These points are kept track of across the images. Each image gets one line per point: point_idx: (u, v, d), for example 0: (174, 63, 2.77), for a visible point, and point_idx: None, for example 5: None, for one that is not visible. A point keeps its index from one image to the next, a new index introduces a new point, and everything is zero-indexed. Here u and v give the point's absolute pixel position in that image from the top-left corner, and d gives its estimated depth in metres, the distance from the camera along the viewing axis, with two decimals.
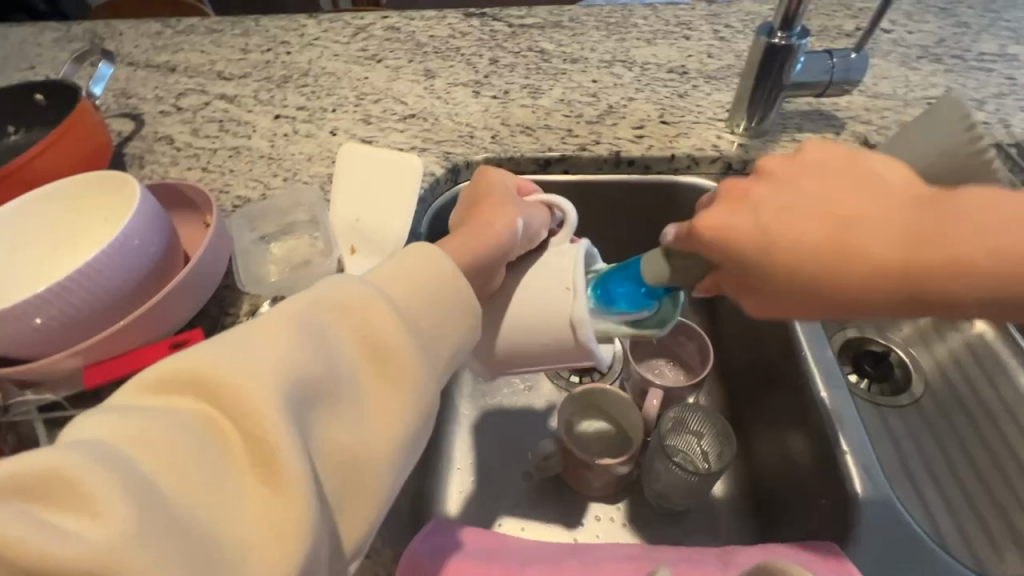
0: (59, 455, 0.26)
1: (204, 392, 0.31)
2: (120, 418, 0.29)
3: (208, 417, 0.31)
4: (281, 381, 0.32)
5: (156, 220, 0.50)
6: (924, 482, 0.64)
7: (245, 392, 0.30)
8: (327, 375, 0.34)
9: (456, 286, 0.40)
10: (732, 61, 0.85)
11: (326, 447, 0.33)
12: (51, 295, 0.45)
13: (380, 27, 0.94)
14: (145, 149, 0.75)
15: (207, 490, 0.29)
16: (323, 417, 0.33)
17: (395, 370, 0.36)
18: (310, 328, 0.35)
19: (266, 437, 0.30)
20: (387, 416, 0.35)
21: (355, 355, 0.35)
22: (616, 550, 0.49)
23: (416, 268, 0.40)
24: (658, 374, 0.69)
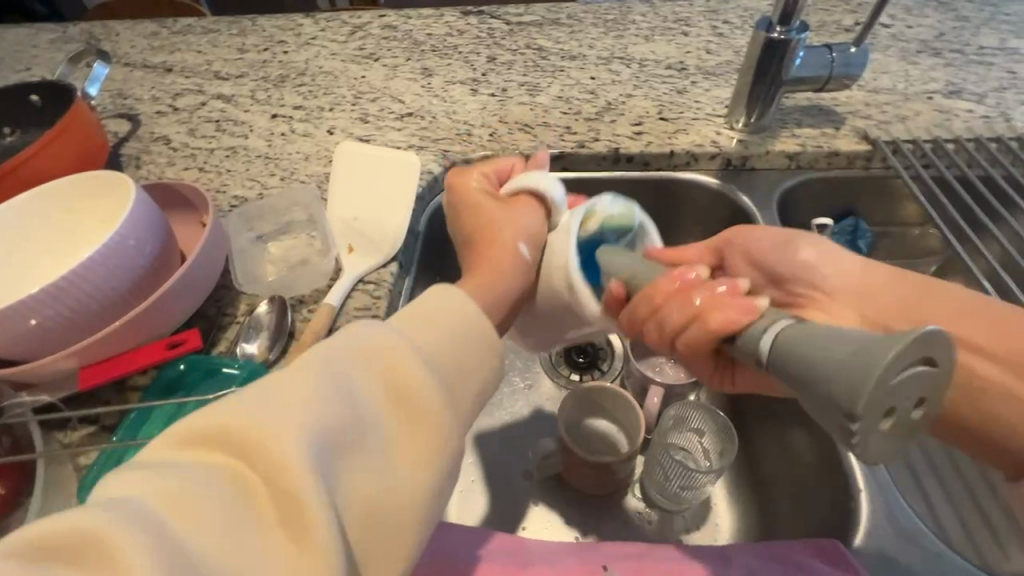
0: (81, 516, 0.24)
1: (228, 442, 0.29)
2: (141, 476, 0.27)
3: (234, 470, 0.28)
4: (308, 429, 0.29)
5: (151, 221, 0.50)
6: (929, 478, 0.63)
7: (275, 443, 0.28)
8: (354, 420, 0.31)
9: (477, 322, 0.39)
10: (731, 57, 0.85)
11: (354, 499, 0.30)
12: (45, 296, 0.44)
13: (377, 26, 0.93)
14: (142, 149, 0.75)
15: (236, 553, 0.26)
16: (351, 465, 0.31)
17: (424, 414, 0.33)
18: (334, 372, 0.32)
19: (295, 489, 0.27)
20: (417, 461, 0.32)
21: (381, 398, 0.33)
22: (618, 550, 0.48)
23: (446, 308, 0.38)
24: (658, 371, 0.67)
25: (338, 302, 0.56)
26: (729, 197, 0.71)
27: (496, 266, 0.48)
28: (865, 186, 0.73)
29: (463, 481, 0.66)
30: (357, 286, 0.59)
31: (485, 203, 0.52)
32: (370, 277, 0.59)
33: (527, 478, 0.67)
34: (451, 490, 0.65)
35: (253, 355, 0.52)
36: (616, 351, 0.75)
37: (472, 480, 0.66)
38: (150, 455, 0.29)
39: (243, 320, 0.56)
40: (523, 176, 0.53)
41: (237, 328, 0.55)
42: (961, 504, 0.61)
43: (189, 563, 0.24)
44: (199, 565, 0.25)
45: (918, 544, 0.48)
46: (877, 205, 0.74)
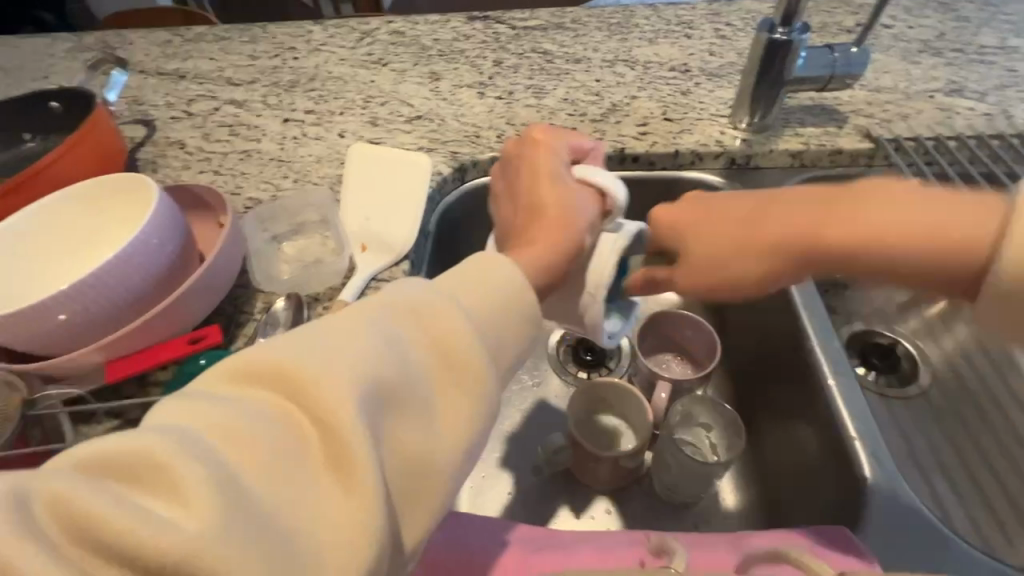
0: (149, 443, 0.27)
1: (280, 386, 0.30)
2: (200, 408, 0.29)
3: (285, 411, 0.30)
4: (355, 381, 0.31)
5: (173, 220, 0.52)
6: (934, 472, 0.64)
7: (323, 392, 0.30)
8: (400, 377, 0.33)
9: (522, 286, 0.39)
10: (733, 59, 0.86)
11: (395, 449, 0.32)
12: (73, 293, 0.46)
13: (385, 32, 0.95)
14: (158, 153, 0.77)
15: (287, 487, 0.28)
16: (393, 418, 0.32)
17: (461, 374, 0.34)
18: (382, 328, 0.34)
19: (342, 436, 0.29)
20: (453, 418, 0.34)
21: (425, 356, 0.34)
22: (628, 537, 0.49)
23: (490, 270, 0.39)
24: (665, 369, 0.70)
25: (352, 300, 0.58)
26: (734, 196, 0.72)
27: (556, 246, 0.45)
28: None
29: (473, 476, 0.67)
30: (370, 284, 0.60)
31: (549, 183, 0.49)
32: (383, 275, 0.61)
33: (536, 473, 0.68)
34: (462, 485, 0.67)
35: None
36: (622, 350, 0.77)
37: (481, 474, 0.68)
38: (203, 388, 0.31)
39: (259, 318, 0.57)
40: (587, 168, 0.50)
41: (254, 325, 0.57)
42: (966, 495, 0.62)
43: (244, 494, 0.27)
44: (252, 495, 0.27)
45: (923, 536, 0.49)
46: None
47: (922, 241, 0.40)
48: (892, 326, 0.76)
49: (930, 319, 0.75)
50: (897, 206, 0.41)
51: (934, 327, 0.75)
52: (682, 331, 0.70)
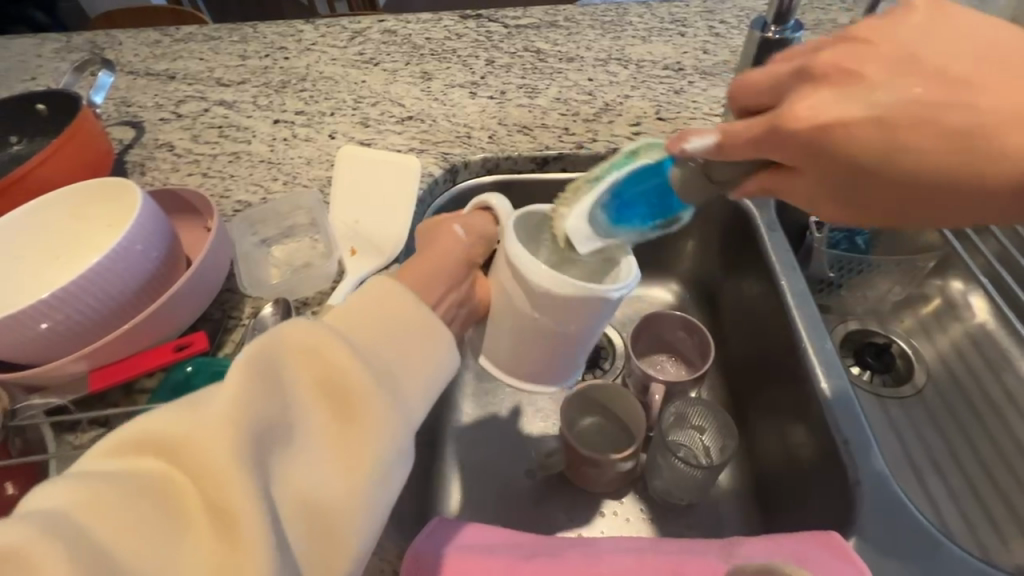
0: (12, 528, 0.24)
1: (159, 448, 0.28)
2: (70, 483, 0.27)
3: (163, 476, 0.28)
4: (231, 425, 0.28)
5: (157, 225, 0.51)
6: (928, 472, 0.64)
7: (199, 442, 0.28)
8: (285, 418, 0.31)
9: (423, 317, 0.38)
10: (728, 57, 0.86)
11: (289, 494, 0.29)
12: (56, 301, 0.45)
13: (377, 31, 0.94)
14: (146, 156, 0.76)
15: (159, 556, 0.25)
16: (284, 466, 0.30)
17: (359, 405, 0.32)
18: (268, 369, 0.31)
19: (221, 491, 0.27)
20: (353, 459, 0.31)
21: (316, 396, 0.32)
22: (618, 544, 0.49)
23: (374, 301, 0.38)
24: (660, 369, 0.70)
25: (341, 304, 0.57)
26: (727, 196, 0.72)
27: (435, 253, 0.46)
28: None
29: (466, 480, 0.67)
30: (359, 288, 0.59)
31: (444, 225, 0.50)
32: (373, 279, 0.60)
33: (529, 477, 0.67)
34: (455, 489, 0.66)
35: None
36: (617, 351, 0.76)
37: (473, 478, 0.67)
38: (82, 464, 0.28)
39: (248, 323, 0.57)
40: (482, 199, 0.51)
41: (242, 331, 0.56)
42: (960, 496, 0.61)
43: (116, 568, 0.24)
44: (124, 570, 0.24)
45: (914, 541, 0.48)
46: None
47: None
48: (887, 325, 0.76)
49: (924, 317, 0.75)
50: None
51: (929, 326, 0.74)
52: (675, 332, 0.70)
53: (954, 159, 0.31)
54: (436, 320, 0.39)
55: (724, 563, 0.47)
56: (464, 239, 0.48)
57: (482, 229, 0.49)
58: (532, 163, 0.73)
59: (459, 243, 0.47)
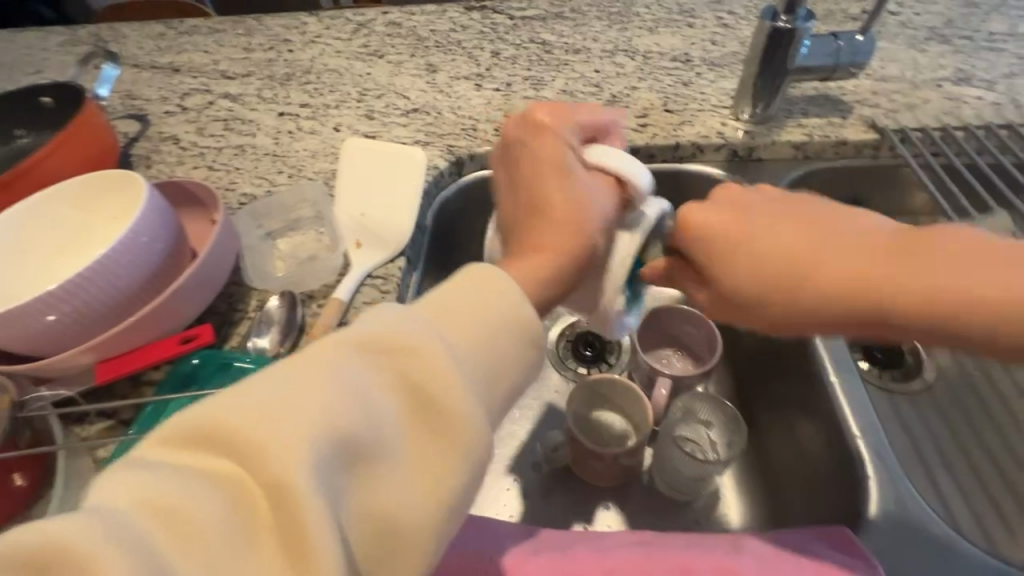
0: (74, 529, 0.23)
1: (230, 446, 0.27)
2: (133, 480, 0.26)
3: (235, 476, 0.27)
4: (313, 437, 0.28)
5: (163, 218, 0.51)
6: (937, 467, 0.63)
7: (275, 452, 0.27)
8: (368, 430, 0.30)
9: (518, 316, 0.36)
10: (736, 48, 0.84)
11: (360, 510, 0.29)
12: (63, 293, 0.45)
13: (381, 23, 0.93)
14: (152, 149, 0.76)
15: (230, 565, 0.25)
16: (362, 479, 0.29)
17: (440, 423, 0.32)
18: (355, 374, 0.31)
19: (299, 502, 0.26)
20: (433, 474, 0.31)
21: (400, 402, 0.32)
22: (625, 537, 0.49)
23: (475, 299, 0.36)
24: (666, 364, 0.69)
25: (347, 297, 0.57)
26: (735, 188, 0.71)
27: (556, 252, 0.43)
28: (873, 177, 0.72)
29: None
30: (366, 281, 0.59)
31: (541, 182, 0.46)
32: (378, 272, 0.60)
33: (535, 471, 0.67)
34: None
35: (265, 348, 0.53)
36: (624, 345, 0.76)
37: None
38: (145, 456, 0.28)
39: (253, 315, 0.57)
40: (602, 153, 0.46)
41: (248, 324, 0.56)
42: (970, 492, 0.61)
43: None
44: None
45: (925, 537, 0.48)
46: (889, 196, 0.74)
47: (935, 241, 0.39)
48: None
49: None
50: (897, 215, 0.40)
51: None
52: (683, 325, 0.70)
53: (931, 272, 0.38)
54: (533, 322, 0.37)
55: (733, 557, 0.46)
56: (588, 202, 0.44)
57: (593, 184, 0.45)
58: None
59: (584, 206, 0.44)
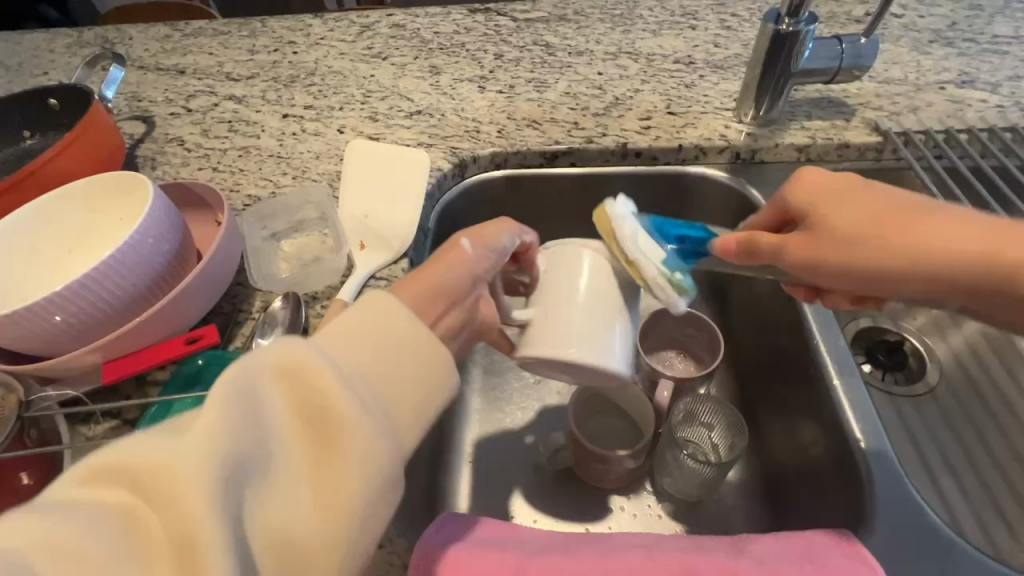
0: None
1: (127, 479, 0.28)
2: (24, 523, 0.26)
3: (128, 510, 0.27)
4: (208, 459, 0.28)
5: (168, 219, 0.51)
6: (940, 471, 0.63)
7: (171, 479, 0.27)
8: (265, 450, 0.30)
9: (418, 340, 0.38)
10: (739, 50, 0.84)
11: (260, 530, 0.29)
12: (69, 293, 0.45)
13: (385, 25, 0.94)
14: (157, 150, 0.76)
15: None
16: (261, 501, 0.29)
17: (342, 437, 0.32)
18: (248, 396, 0.30)
19: (188, 527, 0.26)
20: (334, 491, 0.31)
21: (295, 424, 0.32)
22: (627, 540, 0.49)
23: (377, 320, 0.37)
24: (668, 366, 0.69)
25: (351, 298, 0.57)
26: (738, 191, 0.71)
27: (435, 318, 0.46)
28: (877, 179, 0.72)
29: (474, 475, 0.67)
30: (369, 282, 0.59)
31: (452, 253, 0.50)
32: (382, 273, 0.60)
33: (537, 473, 0.67)
34: (463, 483, 0.66)
35: None
36: None
37: (481, 474, 0.67)
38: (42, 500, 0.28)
39: (258, 316, 0.57)
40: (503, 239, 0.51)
41: (252, 324, 0.57)
42: (974, 496, 0.61)
43: None
44: None
45: (930, 542, 0.48)
46: None
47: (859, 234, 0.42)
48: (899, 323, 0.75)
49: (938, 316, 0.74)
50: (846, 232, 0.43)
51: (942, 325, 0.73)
52: (686, 329, 0.70)
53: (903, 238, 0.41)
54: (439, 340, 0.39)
55: (734, 561, 0.46)
56: (469, 254, 0.49)
57: (489, 241, 0.50)
58: (540, 158, 0.73)
59: (463, 258, 0.48)
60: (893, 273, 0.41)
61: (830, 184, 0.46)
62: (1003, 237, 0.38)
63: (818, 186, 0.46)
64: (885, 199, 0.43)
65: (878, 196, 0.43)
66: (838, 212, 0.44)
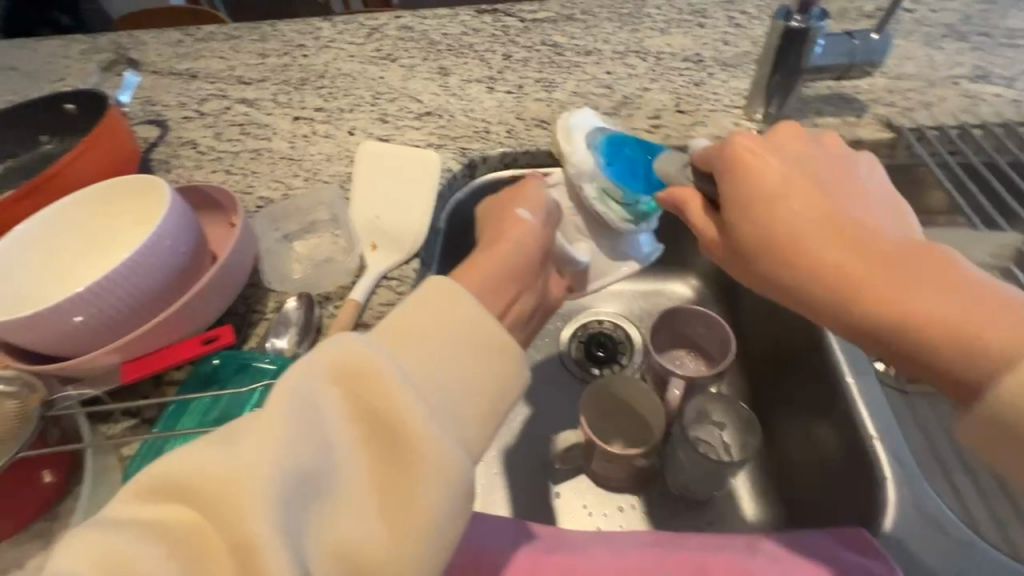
0: None
1: (188, 492, 0.29)
2: (105, 537, 0.27)
3: (197, 525, 0.28)
4: (271, 475, 0.28)
5: (185, 221, 0.52)
6: (957, 470, 0.62)
7: (236, 494, 0.28)
8: (326, 462, 0.30)
9: (479, 338, 0.37)
10: (748, 48, 0.84)
11: (329, 539, 0.29)
12: (90, 295, 0.46)
13: (394, 27, 0.94)
14: (171, 153, 0.77)
15: None
16: (326, 513, 0.30)
17: (401, 448, 0.31)
18: (307, 404, 0.31)
19: (254, 543, 0.27)
20: (398, 504, 0.31)
21: (355, 431, 0.32)
22: (638, 538, 0.49)
23: (434, 315, 0.37)
24: (680, 365, 0.69)
25: (362, 299, 0.58)
26: None
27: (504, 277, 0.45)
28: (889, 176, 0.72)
29: (485, 474, 0.67)
30: (380, 283, 0.60)
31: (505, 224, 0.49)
32: (393, 274, 0.61)
33: (547, 472, 0.67)
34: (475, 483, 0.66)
35: (283, 349, 0.55)
36: (637, 346, 0.76)
37: (489, 474, 0.67)
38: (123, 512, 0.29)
39: (271, 317, 0.58)
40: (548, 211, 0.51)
41: (266, 325, 0.58)
42: (990, 495, 0.60)
43: None
44: None
45: (946, 546, 0.47)
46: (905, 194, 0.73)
47: (760, 215, 0.39)
48: None
49: None
50: (762, 198, 0.39)
51: None
52: (695, 328, 0.70)
53: (807, 239, 0.37)
54: (500, 336, 0.38)
55: (749, 559, 0.46)
56: (531, 222, 0.49)
57: (543, 205, 0.51)
58: (549, 158, 0.73)
59: (526, 230, 0.48)
60: (771, 276, 0.38)
61: (755, 172, 0.40)
62: (870, 261, 0.34)
63: (742, 163, 0.41)
64: (797, 199, 0.38)
65: (801, 198, 0.38)
66: (751, 205, 0.39)
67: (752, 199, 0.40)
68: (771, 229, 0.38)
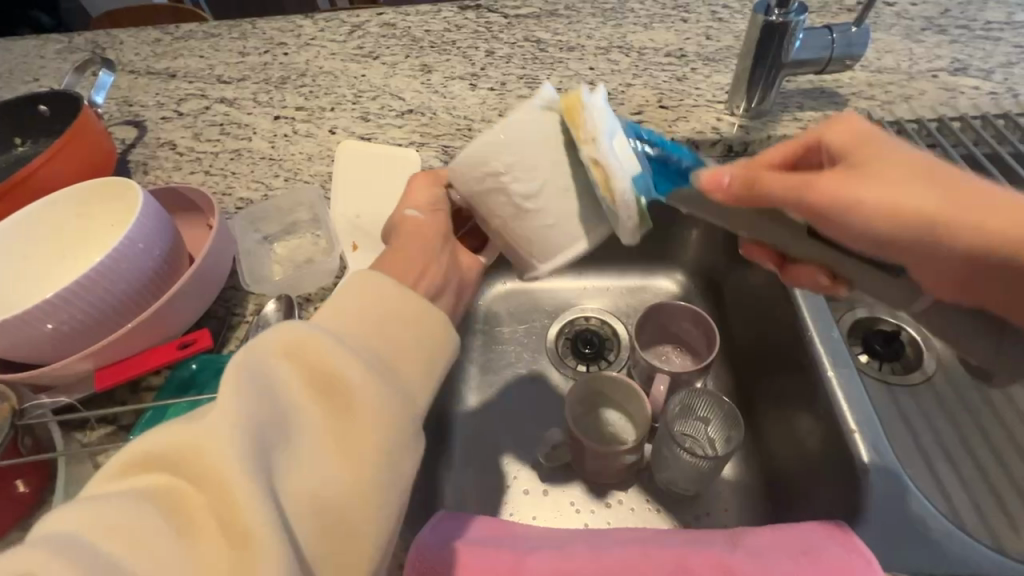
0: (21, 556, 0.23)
1: (170, 462, 0.28)
2: (82, 507, 0.25)
3: (174, 488, 0.27)
4: (235, 430, 0.27)
5: (159, 222, 0.51)
6: (938, 459, 0.62)
7: (206, 453, 0.27)
8: (281, 420, 0.30)
9: (418, 307, 0.38)
10: (731, 43, 0.84)
11: (296, 491, 0.28)
12: (61, 302, 0.45)
13: (375, 24, 0.93)
14: (149, 155, 0.76)
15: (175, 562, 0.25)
16: (290, 467, 0.29)
17: (354, 402, 0.31)
18: (257, 371, 0.30)
19: (232, 495, 0.26)
20: (360, 452, 0.30)
21: (309, 394, 0.31)
22: (621, 534, 0.49)
23: (369, 293, 0.38)
24: (665, 361, 0.70)
25: None
26: None
27: (412, 261, 0.44)
28: None
29: (473, 473, 0.67)
30: None
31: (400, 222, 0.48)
32: None
33: (534, 469, 0.67)
34: (462, 482, 0.66)
35: None
36: (624, 342, 0.76)
37: (476, 472, 0.67)
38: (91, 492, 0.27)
39: (251, 319, 0.57)
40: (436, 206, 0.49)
41: (246, 327, 0.57)
42: (971, 482, 0.60)
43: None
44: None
45: (923, 536, 0.47)
46: None
47: (878, 167, 0.42)
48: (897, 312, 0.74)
49: None
50: (873, 154, 0.43)
51: None
52: (680, 325, 0.70)
53: (932, 188, 0.40)
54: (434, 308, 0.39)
55: (730, 553, 0.46)
56: (423, 219, 0.48)
57: (432, 200, 0.49)
58: None
59: (425, 224, 0.48)
60: (894, 226, 0.41)
61: (856, 135, 0.44)
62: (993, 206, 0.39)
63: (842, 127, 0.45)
64: (902, 157, 0.42)
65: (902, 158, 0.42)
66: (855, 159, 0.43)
67: (862, 153, 0.43)
68: (893, 180, 0.41)
